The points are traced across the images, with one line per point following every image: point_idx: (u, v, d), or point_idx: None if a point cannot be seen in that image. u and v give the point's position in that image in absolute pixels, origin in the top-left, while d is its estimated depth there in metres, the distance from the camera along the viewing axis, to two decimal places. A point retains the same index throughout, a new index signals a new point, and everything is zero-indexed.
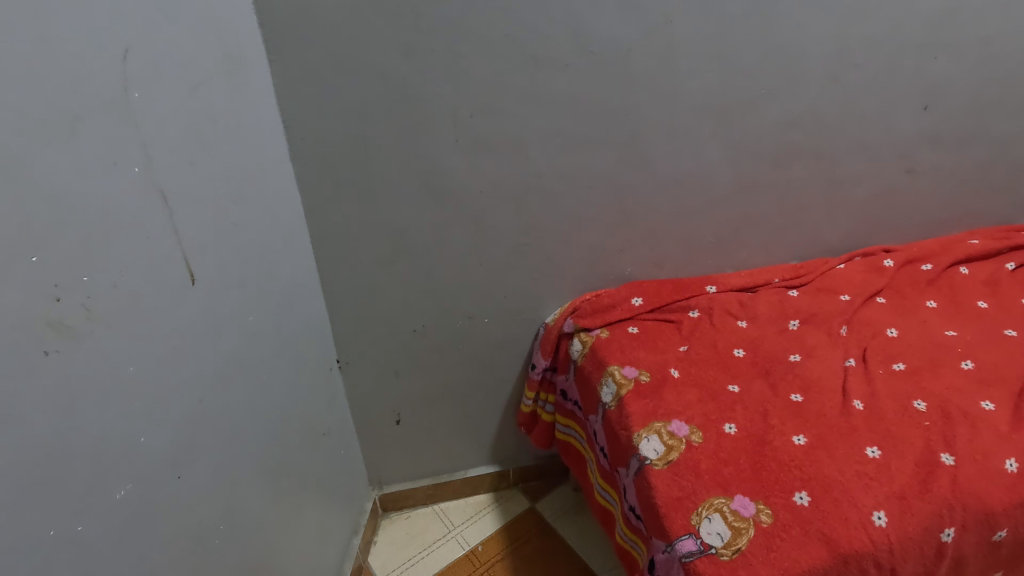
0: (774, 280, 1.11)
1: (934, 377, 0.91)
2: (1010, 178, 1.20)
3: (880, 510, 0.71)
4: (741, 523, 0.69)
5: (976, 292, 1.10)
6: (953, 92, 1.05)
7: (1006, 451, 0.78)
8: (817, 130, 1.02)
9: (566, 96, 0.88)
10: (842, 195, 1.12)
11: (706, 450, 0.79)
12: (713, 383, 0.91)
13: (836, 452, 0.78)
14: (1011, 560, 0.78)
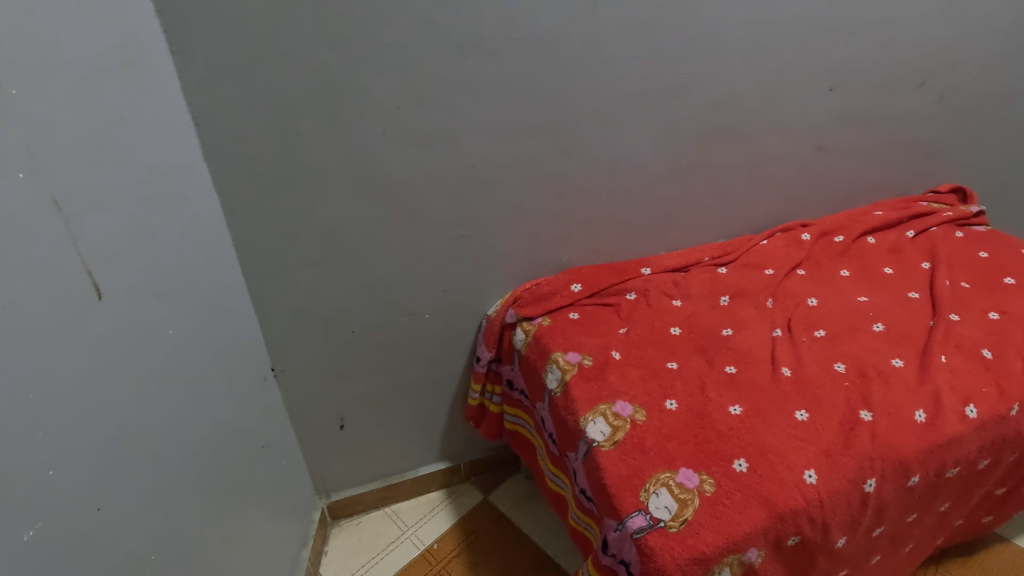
0: (703, 258, 1.16)
1: (851, 341, 0.97)
2: (907, 153, 1.30)
3: (811, 469, 0.76)
4: (686, 495, 0.72)
5: (882, 259, 1.20)
6: (855, 74, 1.12)
7: (915, 403, 0.85)
8: (737, 113, 1.07)
9: (495, 84, 0.87)
10: (763, 175, 1.18)
11: (651, 427, 0.81)
12: (653, 362, 0.93)
13: (769, 418, 0.83)
14: (924, 501, 0.86)
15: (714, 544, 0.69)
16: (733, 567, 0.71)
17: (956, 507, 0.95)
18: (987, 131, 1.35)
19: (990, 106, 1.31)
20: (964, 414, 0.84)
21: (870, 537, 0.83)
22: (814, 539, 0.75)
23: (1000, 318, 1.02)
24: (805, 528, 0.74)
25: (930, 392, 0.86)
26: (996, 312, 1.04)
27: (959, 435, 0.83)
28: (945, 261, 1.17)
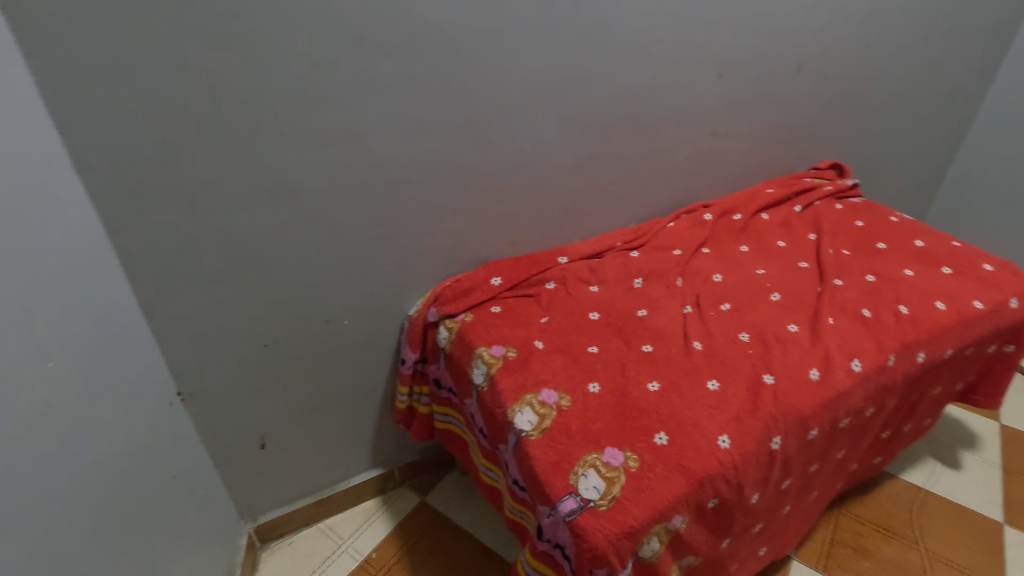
0: (616, 243, 1.21)
1: (752, 311, 1.05)
2: (790, 134, 1.41)
3: (723, 434, 0.81)
4: (613, 473, 0.75)
5: (776, 233, 1.29)
6: (739, 62, 1.20)
7: (809, 363, 0.93)
8: (636, 102, 1.11)
9: (396, 79, 0.85)
10: (665, 160, 1.24)
11: (576, 411, 0.84)
12: (575, 348, 0.96)
13: (684, 391, 0.87)
14: (823, 451, 0.95)
15: (640, 516, 0.72)
16: (659, 535, 0.75)
17: (851, 453, 1.05)
18: (854, 111, 1.49)
19: (856, 88, 1.45)
20: (850, 368, 0.93)
21: (780, 489, 0.91)
22: (730, 499, 0.81)
23: (875, 280, 1.14)
24: (721, 489, 0.79)
25: (821, 352, 0.95)
26: (872, 275, 1.16)
27: (847, 388, 0.91)
28: (828, 231, 1.29)
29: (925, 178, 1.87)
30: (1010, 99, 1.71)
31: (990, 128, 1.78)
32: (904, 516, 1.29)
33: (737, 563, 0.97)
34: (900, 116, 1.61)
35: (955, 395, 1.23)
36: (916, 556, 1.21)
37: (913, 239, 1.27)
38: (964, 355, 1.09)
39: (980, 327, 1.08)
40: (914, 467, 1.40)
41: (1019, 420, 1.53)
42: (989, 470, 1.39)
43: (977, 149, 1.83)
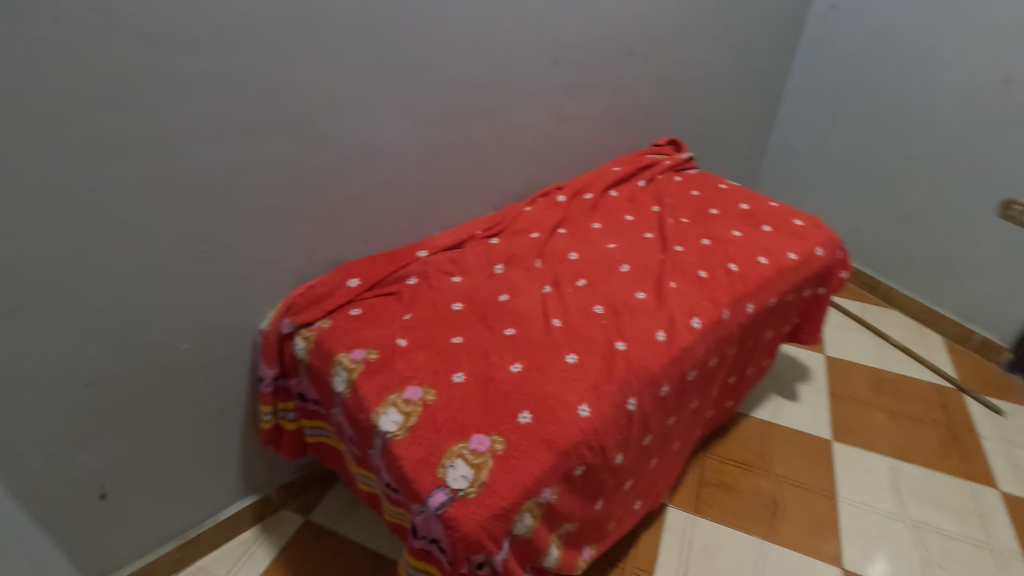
0: (476, 232, 1.22)
1: (605, 284, 1.11)
2: (628, 115, 1.51)
3: (583, 403, 0.86)
4: (480, 459, 0.77)
5: (624, 208, 1.38)
6: (573, 48, 1.26)
7: (656, 325, 1.01)
8: (477, 90, 1.13)
9: (209, 76, 0.79)
10: (514, 146, 1.27)
11: (441, 403, 0.84)
12: (439, 341, 0.96)
13: (546, 368, 0.91)
14: (676, 404, 1.03)
15: (509, 496, 0.74)
16: (531, 510, 0.78)
17: (703, 402, 1.16)
18: (681, 91, 1.63)
19: (682, 70, 1.58)
20: (691, 326, 1.03)
21: (643, 446, 0.98)
22: (596, 463, 0.86)
23: (710, 244, 1.26)
24: (586, 456, 0.84)
25: (666, 314, 1.03)
26: (707, 239, 1.27)
27: (690, 344, 1.00)
28: (669, 203, 1.40)
29: (750, 148, 2.10)
30: (808, 74, 1.97)
31: (796, 100, 2.04)
32: (757, 449, 1.45)
33: (614, 521, 1.04)
34: (723, 93, 1.78)
35: (785, 338, 1.41)
36: (768, 482, 1.37)
37: (740, 204, 1.42)
38: (786, 301, 1.25)
39: (795, 275, 1.24)
40: (762, 405, 1.58)
41: (839, 350, 1.78)
42: (819, 397, 1.61)
43: (788, 119, 2.08)
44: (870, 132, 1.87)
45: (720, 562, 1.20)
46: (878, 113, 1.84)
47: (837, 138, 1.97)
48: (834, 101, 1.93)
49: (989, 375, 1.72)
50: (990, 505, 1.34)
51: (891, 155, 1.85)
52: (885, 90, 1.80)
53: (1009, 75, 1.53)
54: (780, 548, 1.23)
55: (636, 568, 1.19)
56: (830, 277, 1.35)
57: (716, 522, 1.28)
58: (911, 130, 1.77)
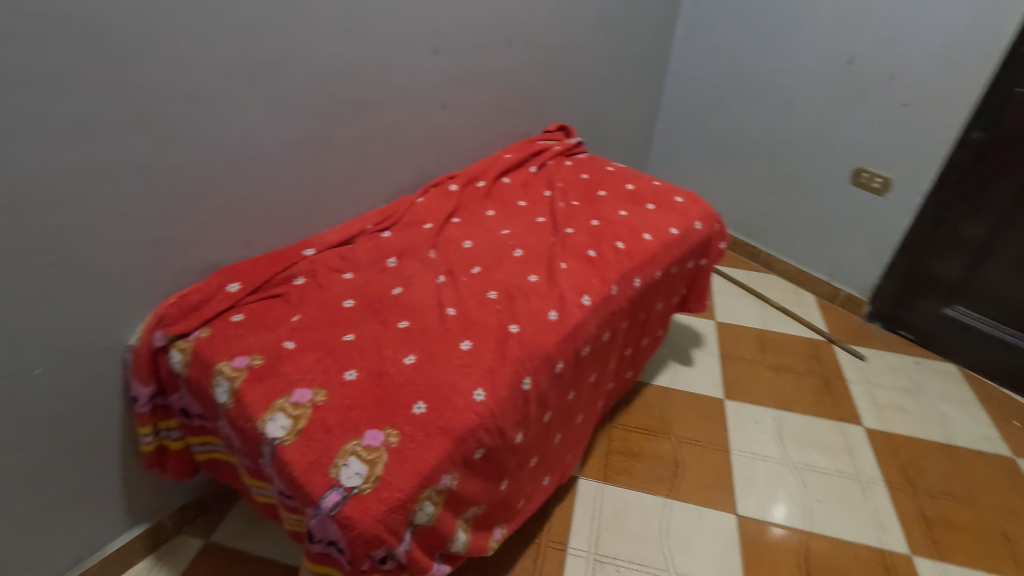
0: (366, 227, 1.20)
1: (499, 269, 1.13)
2: (515, 102, 1.53)
3: (479, 388, 0.87)
4: (374, 454, 0.76)
5: (516, 194, 1.41)
6: (450, 37, 1.26)
7: (548, 306, 1.04)
8: (351, 81, 1.11)
9: (34, 71, 0.72)
10: (398, 137, 1.26)
11: (332, 403, 0.82)
12: (329, 340, 0.93)
13: (440, 357, 0.91)
14: (574, 379, 1.07)
15: (406, 487, 0.75)
16: (431, 499, 0.78)
17: (601, 375, 1.22)
18: (567, 77, 1.68)
19: (564, 57, 1.62)
20: (581, 303, 1.07)
21: (543, 423, 1.01)
22: (495, 445, 0.88)
23: (598, 224, 1.31)
24: (484, 439, 0.85)
25: (557, 295, 1.07)
26: (595, 220, 1.33)
27: (581, 321, 1.04)
28: (559, 187, 1.44)
29: (638, 131, 2.20)
30: (686, 60, 2.09)
31: (676, 84, 2.16)
32: (658, 415, 1.54)
33: (524, 498, 1.07)
34: (607, 79, 1.85)
35: (675, 308, 1.50)
36: (669, 444, 1.46)
37: (626, 184, 1.49)
38: (671, 274, 1.33)
39: (678, 248, 1.32)
40: (661, 373, 1.68)
41: (727, 316, 1.92)
42: (712, 361, 1.74)
43: (670, 103, 2.20)
44: (742, 112, 2.02)
45: (628, 524, 1.27)
46: (746, 93, 1.98)
47: (714, 118, 2.11)
48: (710, 84, 2.07)
49: (853, 326, 1.92)
50: (856, 440, 1.51)
51: (760, 134, 2.01)
52: (751, 73, 1.95)
53: (850, 56, 1.70)
54: (682, 504, 1.32)
55: (551, 541, 1.23)
56: (710, 248, 1.45)
57: (624, 487, 1.35)
58: (776, 109, 1.93)
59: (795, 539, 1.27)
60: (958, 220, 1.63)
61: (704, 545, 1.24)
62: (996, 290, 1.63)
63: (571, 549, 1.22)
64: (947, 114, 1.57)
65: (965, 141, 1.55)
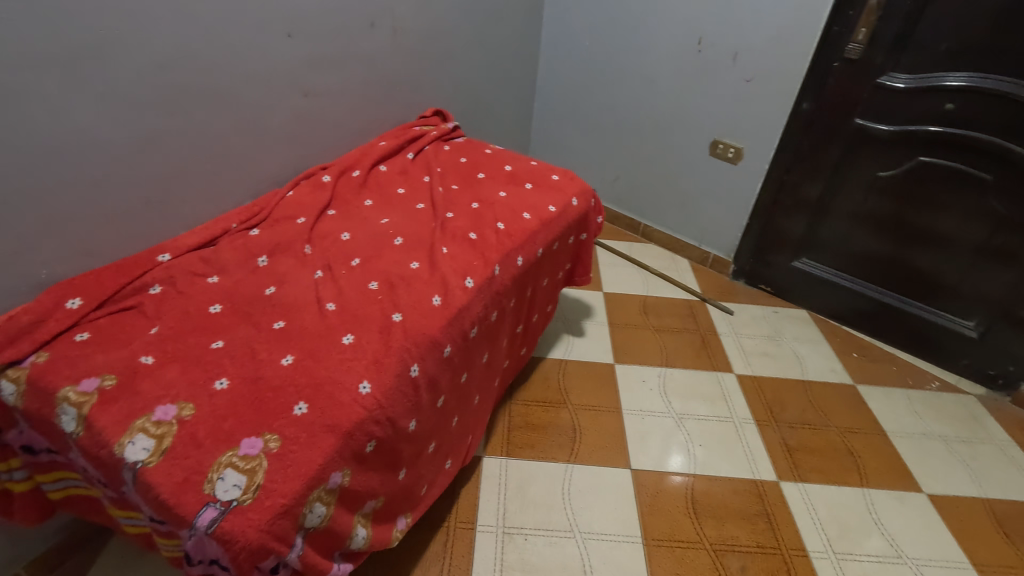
0: (231, 225, 1.13)
1: (380, 259, 1.10)
2: (385, 86, 1.50)
3: (364, 381, 0.86)
4: (253, 463, 0.73)
5: (394, 181, 1.38)
6: (306, 21, 1.21)
7: (432, 292, 1.04)
8: (191, 68, 1.04)
9: None
10: (258, 128, 1.21)
11: (202, 415, 0.77)
12: (195, 349, 0.87)
13: (321, 354, 0.88)
14: (465, 361, 1.08)
15: (291, 491, 0.72)
16: (321, 499, 0.76)
17: (494, 355, 1.24)
18: (439, 61, 1.66)
19: (435, 41, 1.61)
20: (465, 286, 1.08)
21: (437, 408, 1.01)
22: (386, 436, 0.87)
23: (478, 207, 1.33)
24: (374, 431, 0.84)
25: (440, 280, 1.07)
26: (476, 203, 1.34)
27: (465, 303, 1.05)
28: (438, 172, 1.43)
29: (518, 113, 2.24)
30: (555, 42, 2.16)
31: (550, 66, 2.22)
32: (555, 386, 1.61)
33: (426, 485, 1.07)
34: (481, 62, 1.86)
35: (561, 283, 1.56)
36: (567, 412, 1.53)
37: (504, 166, 1.51)
38: (553, 250, 1.37)
39: (557, 225, 1.36)
40: (555, 346, 1.75)
41: (613, 286, 2.04)
42: (601, 329, 1.83)
43: (546, 84, 2.28)
44: (610, 91, 2.13)
45: (532, 494, 1.32)
46: (613, 73, 2.09)
47: (587, 98, 2.20)
48: (580, 65, 2.15)
49: (722, 285, 2.11)
50: (730, 387, 1.67)
51: (629, 111, 2.12)
52: (614, 53, 2.05)
53: (699, 37, 1.84)
54: (582, 467, 1.39)
55: (460, 522, 1.24)
56: (589, 223, 1.52)
57: (526, 459, 1.39)
58: (639, 87, 2.05)
59: (682, 483, 1.38)
60: (798, 182, 1.83)
61: (603, 501, 1.32)
62: (832, 242, 1.86)
63: (480, 526, 1.24)
64: (782, 89, 1.75)
65: (798, 112, 1.75)
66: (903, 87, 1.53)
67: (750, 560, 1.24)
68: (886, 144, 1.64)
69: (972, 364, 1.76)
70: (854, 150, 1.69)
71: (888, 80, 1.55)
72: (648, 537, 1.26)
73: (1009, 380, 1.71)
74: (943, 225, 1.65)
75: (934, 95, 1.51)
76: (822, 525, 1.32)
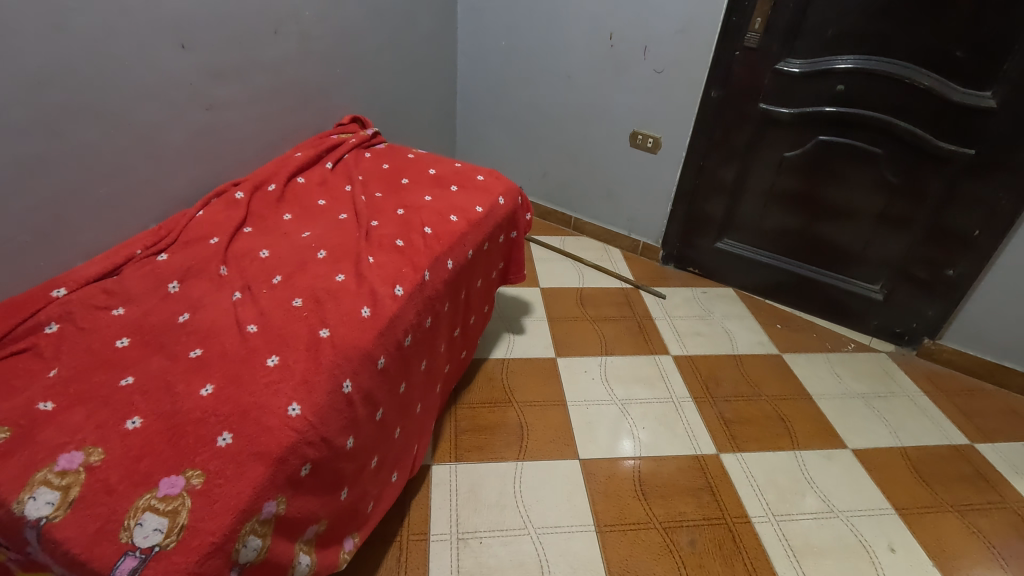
0: (136, 253, 1.06)
1: (303, 274, 1.06)
2: (296, 95, 1.44)
3: (293, 402, 0.82)
4: (175, 503, 0.68)
5: (314, 192, 1.33)
6: (201, 30, 1.15)
7: (360, 303, 1.01)
8: (73, 85, 0.97)
9: None
10: (158, 145, 1.14)
11: (114, 459, 0.71)
12: (102, 388, 0.80)
13: (244, 379, 0.84)
14: (401, 371, 1.06)
15: (220, 527, 0.68)
16: (255, 531, 0.73)
17: (433, 361, 1.22)
18: (351, 66, 1.62)
19: (345, 45, 1.56)
20: (395, 294, 1.05)
21: (376, 422, 0.98)
22: (322, 457, 0.83)
23: (404, 212, 1.30)
24: (308, 454, 0.81)
25: (368, 290, 1.04)
26: (401, 209, 1.31)
27: (397, 312, 1.03)
28: (360, 180, 1.39)
29: (441, 113, 2.22)
30: (471, 41, 2.16)
31: (469, 65, 2.22)
32: (500, 386, 1.61)
33: (372, 501, 1.05)
34: (396, 65, 1.83)
35: (496, 283, 1.56)
36: (513, 411, 1.53)
37: (429, 169, 1.49)
38: (484, 250, 1.37)
39: (486, 225, 1.36)
40: (496, 345, 1.75)
41: (549, 281, 2.06)
42: (541, 325, 1.85)
43: (466, 84, 2.27)
44: (530, 88, 2.15)
45: (484, 496, 1.31)
46: (531, 70, 2.10)
47: (508, 96, 2.21)
48: (498, 63, 2.15)
49: (654, 271, 2.18)
50: (668, 368, 1.73)
51: (549, 106, 2.15)
52: (529, 51, 2.07)
53: (610, 32, 1.88)
54: (531, 463, 1.40)
55: (413, 534, 1.22)
56: (518, 221, 1.52)
57: (475, 462, 1.39)
58: (557, 83, 2.08)
59: (630, 466, 1.42)
60: (714, 167, 1.91)
61: (555, 494, 1.33)
62: (750, 221, 1.96)
63: (433, 536, 1.22)
64: (691, 78, 1.82)
65: (708, 99, 1.82)
66: (798, 72, 1.63)
67: (698, 533, 1.28)
68: (788, 126, 1.74)
69: (882, 324, 1.90)
70: (761, 133, 1.79)
71: (785, 66, 1.64)
72: (601, 524, 1.28)
73: (914, 336, 1.86)
74: (845, 198, 1.77)
75: (826, 78, 1.61)
76: (761, 490, 1.39)
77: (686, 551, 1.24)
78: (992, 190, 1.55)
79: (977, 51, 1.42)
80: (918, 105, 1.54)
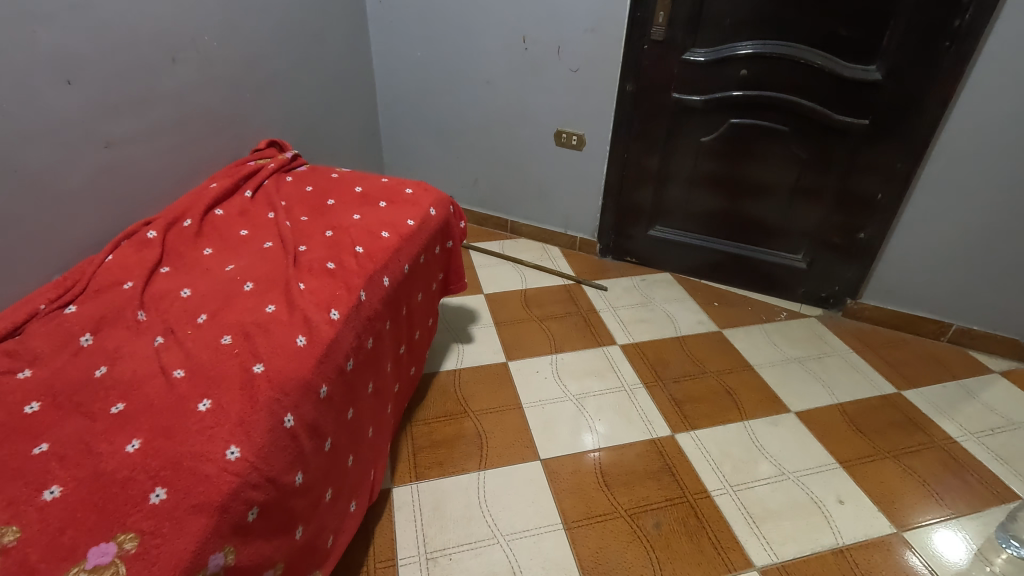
0: (40, 308, 0.98)
1: (231, 309, 1.01)
2: (204, 123, 1.38)
3: (231, 446, 0.78)
4: (108, 571, 0.63)
5: (235, 223, 1.28)
6: (88, 64, 1.08)
7: (295, 332, 0.97)
8: None
9: None
10: (52, 190, 1.06)
11: (32, 535, 0.65)
12: (13, 458, 0.74)
13: (175, 428, 0.79)
14: (347, 397, 1.03)
15: None
16: None
17: (380, 382, 1.19)
18: (261, 89, 1.56)
19: (251, 67, 1.51)
20: (330, 318, 1.02)
21: (325, 452, 0.95)
22: (269, 497, 0.80)
23: (333, 233, 1.27)
24: (253, 497, 0.77)
25: (301, 318, 1.00)
26: (329, 230, 1.28)
27: (334, 336, 1.00)
28: (283, 205, 1.34)
29: (364, 130, 2.19)
30: (386, 54, 2.13)
31: (386, 78, 2.19)
32: (454, 397, 1.59)
33: (331, 534, 1.01)
34: (310, 84, 1.78)
35: (437, 295, 1.54)
36: (469, 421, 1.52)
37: (355, 187, 1.46)
38: (420, 263, 1.35)
39: (419, 237, 1.34)
40: (446, 357, 1.73)
41: (492, 286, 2.06)
42: (489, 331, 1.84)
43: (387, 97, 2.24)
44: (450, 96, 2.14)
45: (449, 511, 1.29)
46: (449, 78, 2.10)
47: (430, 106, 2.20)
48: (415, 74, 2.14)
49: (593, 264, 2.22)
50: (616, 357, 1.76)
51: (472, 113, 2.15)
52: (445, 59, 2.06)
53: (523, 36, 1.91)
54: (493, 470, 1.39)
55: (380, 562, 1.19)
56: (451, 230, 1.51)
57: (437, 478, 1.36)
58: (477, 89, 2.09)
59: (590, 459, 1.43)
60: (638, 157, 1.97)
61: (521, 498, 1.33)
62: (677, 206, 2.04)
63: (402, 560, 1.19)
64: (605, 74, 1.87)
65: (624, 93, 1.87)
66: (704, 60, 1.70)
67: (663, 515, 1.31)
68: (701, 112, 1.81)
69: (808, 290, 2.01)
70: (678, 121, 1.86)
71: (691, 56, 1.71)
72: (569, 521, 1.29)
73: (838, 298, 1.98)
74: (761, 175, 1.87)
75: (730, 64, 1.69)
76: (717, 464, 1.44)
77: (652, 534, 1.27)
78: (889, 155, 1.67)
79: (860, 30, 1.53)
80: (814, 82, 1.64)
